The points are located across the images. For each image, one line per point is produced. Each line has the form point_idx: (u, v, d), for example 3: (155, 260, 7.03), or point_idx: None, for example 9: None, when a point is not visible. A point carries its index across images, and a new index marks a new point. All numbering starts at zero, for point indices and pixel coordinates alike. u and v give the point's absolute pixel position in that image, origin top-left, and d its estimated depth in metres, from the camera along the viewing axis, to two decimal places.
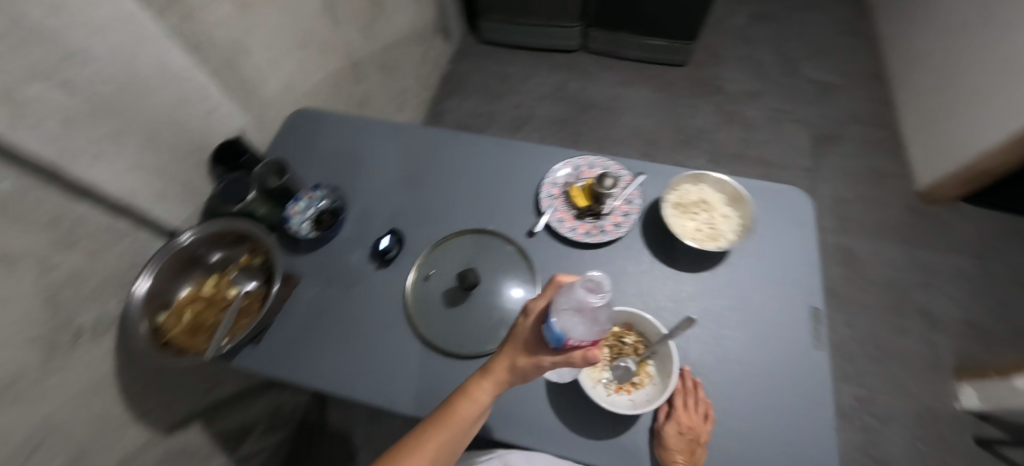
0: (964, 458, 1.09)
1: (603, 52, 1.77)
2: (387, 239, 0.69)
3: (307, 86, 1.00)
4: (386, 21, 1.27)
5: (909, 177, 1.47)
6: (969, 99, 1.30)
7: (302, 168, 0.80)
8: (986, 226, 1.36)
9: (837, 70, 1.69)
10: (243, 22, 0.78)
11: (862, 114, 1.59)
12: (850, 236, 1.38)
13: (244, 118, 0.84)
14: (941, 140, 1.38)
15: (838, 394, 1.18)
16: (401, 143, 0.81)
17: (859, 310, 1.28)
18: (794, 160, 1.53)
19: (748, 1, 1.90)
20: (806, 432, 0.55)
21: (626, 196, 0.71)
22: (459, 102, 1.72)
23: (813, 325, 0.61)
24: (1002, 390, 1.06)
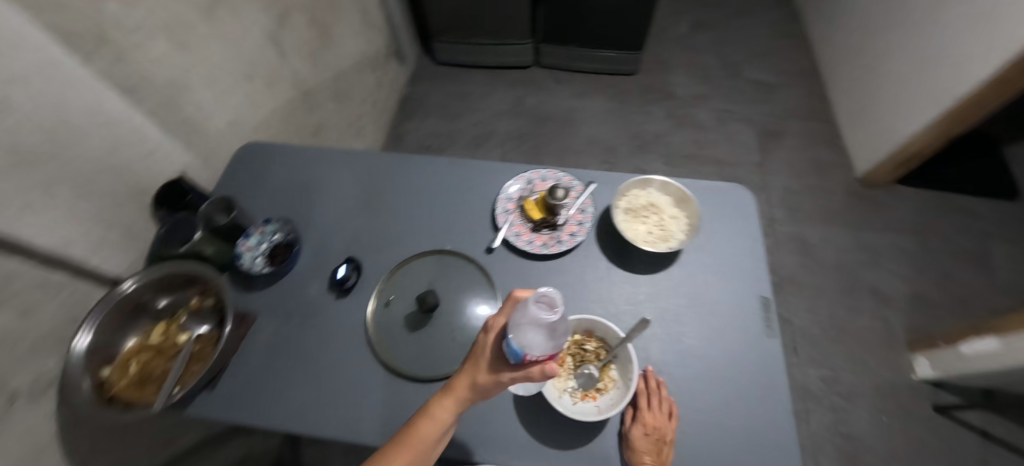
0: (925, 425, 1.15)
1: (556, 66, 1.83)
2: (345, 267, 0.68)
3: (255, 119, 0.98)
4: (335, 49, 1.27)
5: (848, 165, 1.57)
6: (893, 89, 1.40)
7: (254, 203, 0.79)
8: (921, 205, 1.46)
9: (774, 69, 1.80)
10: (180, 59, 0.77)
11: (801, 109, 1.69)
12: (801, 225, 1.46)
13: (187, 156, 0.82)
14: (873, 128, 1.48)
15: (805, 377, 1.23)
16: (354, 169, 0.81)
17: (815, 295, 1.34)
18: (744, 156, 1.60)
19: (688, 10, 2.01)
20: (765, 418, 0.57)
21: (579, 205, 0.73)
22: (418, 124, 1.73)
23: (763, 314, 0.64)
24: (951, 357, 1.12)
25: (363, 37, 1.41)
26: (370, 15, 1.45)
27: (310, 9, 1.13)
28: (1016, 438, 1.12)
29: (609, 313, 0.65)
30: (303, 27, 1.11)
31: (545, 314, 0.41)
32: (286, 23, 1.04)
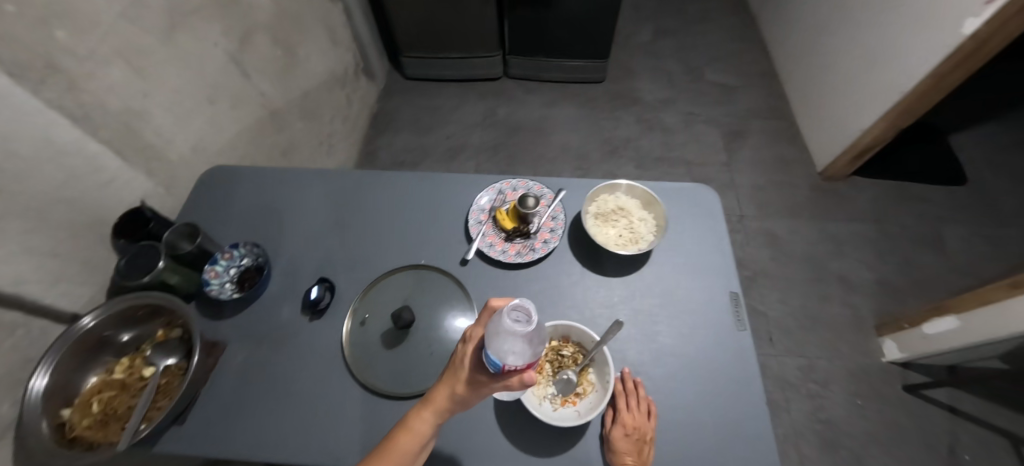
0: (897, 406, 1.20)
1: (525, 77, 1.86)
2: (317, 288, 0.67)
3: (221, 143, 0.97)
4: (302, 69, 1.26)
5: (809, 160, 1.63)
6: (844, 86, 1.48)
7: (221, 228, 0.77)
8: (878, 194, 1.53)
9: (734, 72, 1.87)
10: (137, 85, 0.75)
11: (762, 109, 1.76)
12: (769, 220, 1.51)
13: (149, 183, 0.80)
14: (829, 124, 1.55)
15: (782, 367, 1.26)
16: (324, 188, 0.80)
17: (787, 286, 1.38)
18: (711, 156, 1.66)
19: (650, 18, 2.07)
20: (741, 410, 0.59)
21: (550, 212, 0.74)
22: (391, 139, 1.73)
23: (732, 308, 0.66)
24: (915, 338, 1.18)
25: (330, 56, 1.41)
26: (337, 33, 1.45)
27: (274, 29, 1.12)
28: (981, 411, 1.18)
29: (584, 317, 0.66)
30: (267, 48, 1.10)
31: (523, 325, 0.41)
32: (248, 44, 1.03)
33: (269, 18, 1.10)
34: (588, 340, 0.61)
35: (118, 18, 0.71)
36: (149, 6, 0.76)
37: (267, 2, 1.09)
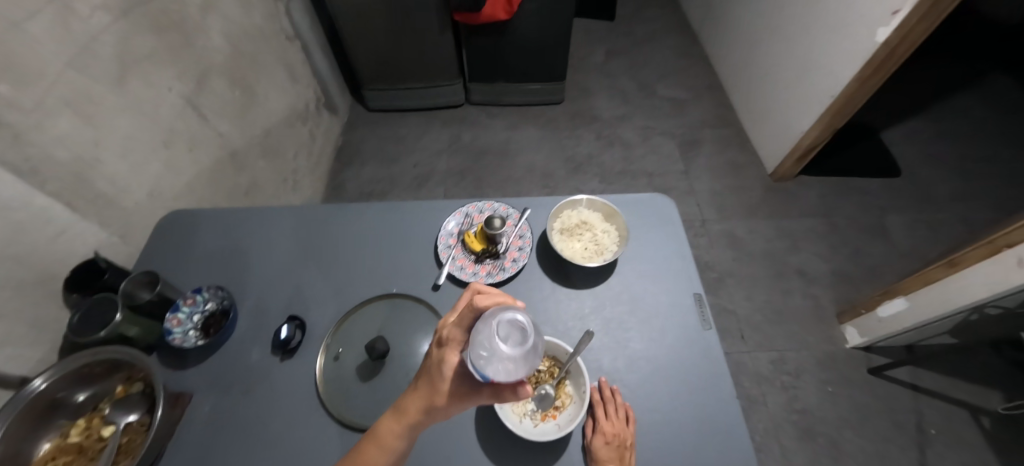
0: (864, 389, 1.25)
1: (487, 102, 1.91)
2: (287, 326, 0.65)
3: (180, 186, 0.95)
4: (261, 107, 1.26)
5: (759, 163, 1.74)
6: (783, 94, 1.60)
7: (182, 274, 0.75)
8: (825, 190, 1.64)
9: (683, 86, 1.99)
10: (87, 133, 0.74)
11: (712, 119, 1.87)
12: (729, 222, 1.58)
13: (103, 233, 0.77)
14: (773, 129, 1.67)
15: (755, 362, 1.31)
16: (289, 225, 0.80)
17: (752, 284, 1.45)
18: (670, 166, 1.74)
19: (601, 40, 2.18)
20: (714, 405, 0.61)
21: (517, 231, 0.76)
22: (358, 170, 1.73)
23: (697, 309, 0.69)
24: (872, 322, 1.25)
25: (290, 93, 1.41)
26: (296, 70, 1.46)
27: (230, 70, 1.12)
28: (939, 385, 1.25)
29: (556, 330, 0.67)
30: (224, 88, 1.10)
31: (519, 344, 0.41)
32: (205, 86, 1.03)
33: (225, 60, 1.10)
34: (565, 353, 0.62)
35: (64, 68, 0.70)
36: (98, 54, 0.76)
37: (222, 44, 1.09)
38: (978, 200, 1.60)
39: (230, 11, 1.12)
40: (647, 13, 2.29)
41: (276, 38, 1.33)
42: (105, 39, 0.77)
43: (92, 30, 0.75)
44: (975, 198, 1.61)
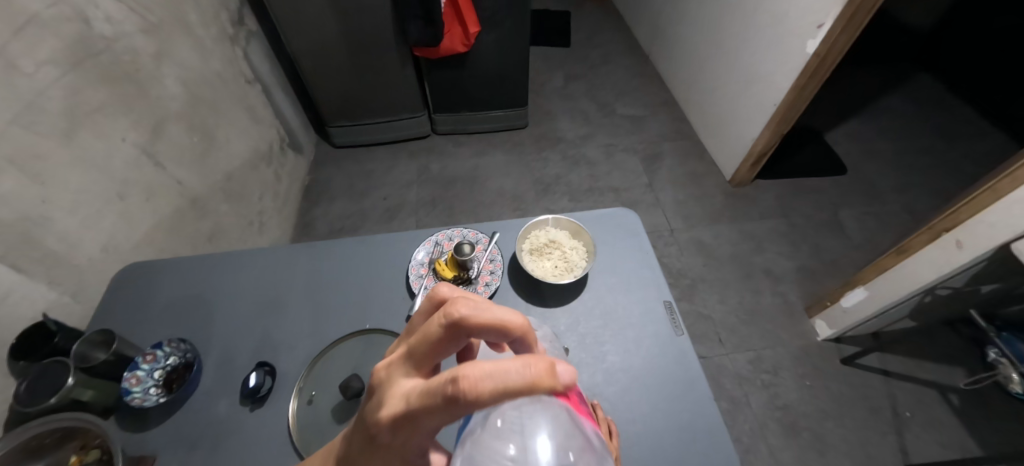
0: (839, 378, 1.30)
1: (453, 131, 1.94)
2: (255, 374, 0.63)
3: (137, 237, 0.92)
4: (221, 151, 1.24)
5: (718, 171, 1.82)
6: (732, 105, 1.69)
7: (140, 329, 0.72)
8: (780, 192, 1.73)
9: (640, 104, 2.08)
10: (33, 191, 0.71)
11: (669, 133, 1.96)
12: (696, 229, 1.64)
13: (52, 292, 0.72)
14: (727, 138, 1.76)
15: (735, 363, 1.34)
16: (254, 269, 0.78)
17: (723, 288, 1.49)
18: (635, 180, 1.80)
19: (559, 65, 2.27)
20: (694, 409, 0.62)
21: (487, 255, 0.77)
22: (327, 208, 1.71)
23: (669, 317, 0.71)
24: (837, 313, 1.31)
25: (252, 135, 1.40)
26: (257, 112, 1.45)
27: (187, 116, 1.11)
28: (907, 368, 1.30)
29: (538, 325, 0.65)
30: (182, 134, 1.09)
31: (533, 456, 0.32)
32: (161, 134, 1.01)
33: (182, 107, 1.09)
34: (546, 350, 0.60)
35: (8, 125, 0.68)
36: (45, 110, 0.74)
37: (178, 91, 1.08)
38: (918, 190, 1.72)
39: (186, 59, 1.12)
40: (600, 38, 2.41)
41: (235, 82, 1.33)
42: (52, 93, 0.76)
43: (38, 86, 0.73)
44: (915, 188, 1.73)
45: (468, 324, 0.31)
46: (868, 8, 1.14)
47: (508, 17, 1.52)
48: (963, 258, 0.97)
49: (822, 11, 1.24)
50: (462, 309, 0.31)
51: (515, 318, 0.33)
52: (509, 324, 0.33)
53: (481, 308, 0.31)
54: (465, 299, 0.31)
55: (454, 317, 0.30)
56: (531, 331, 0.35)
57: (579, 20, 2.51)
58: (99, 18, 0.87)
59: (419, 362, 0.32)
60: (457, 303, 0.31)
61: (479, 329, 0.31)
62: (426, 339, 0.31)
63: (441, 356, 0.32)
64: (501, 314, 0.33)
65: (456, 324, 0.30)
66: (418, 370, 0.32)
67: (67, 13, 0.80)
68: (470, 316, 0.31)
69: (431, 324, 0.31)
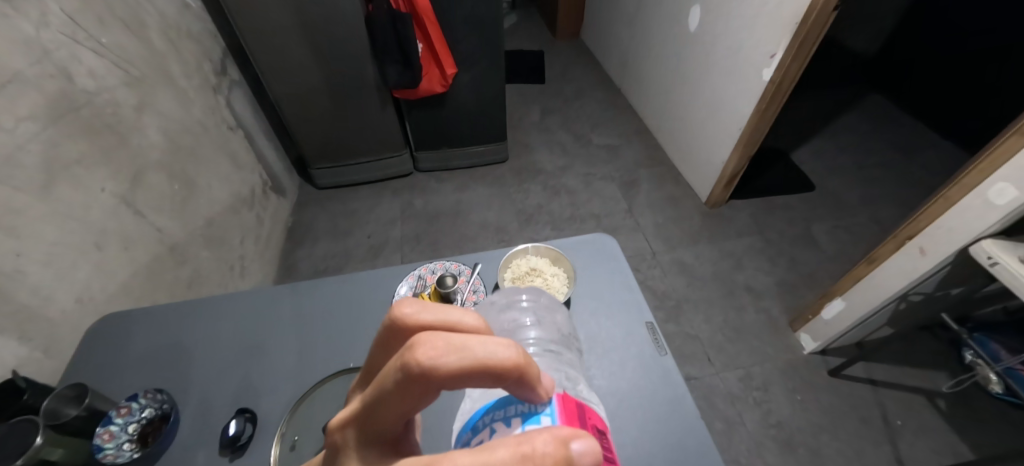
0: (828, 391, 1.31)
1: (435, 168, 1.98)
2: (236, 421, 0.62)
3: (113, 287, 0.90)
4: (202, 196, 1.24)
5: (694, 194, 1.88)
6: (700, 131, 1.78)
7: (115, 382, 0.70)
8: (754, 211, 1.79)
9: (614, 134, 2.17)
10: (7, 245, 0.70)
11: (644, 160, 2.04)
12: (678, 250, 1.67)
13: (22, 349, 0.69)
14: (698, 163, 1.83)
15: (726, 381, 1.34)
16: (234, 313, 0.77)
17: (708, 307, 1.51)
18: (614, 206, 1.85)
19: (536, 100, 2.36)
20: (681, 428, 0.62)
21: (470, 286, 0.78)
22: (310, 249, 1.70)
23: (651, 337, 0.72)
24: (820, 325, 1.33)
25: (233, 179, 1.41)
26: (239, 158, 1.46)
27: (168, 164, 1.12)
28: (892, 376, 1.32)
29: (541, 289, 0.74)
30: (162, 182, 1.09)
31: None
32: (141, 183, 1.02)
33: (163, 155, 1.10)
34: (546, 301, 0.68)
35: None
36: (24, 164, 0.75)
37: (159, 140, 1.09)
38: (882, 201, 1.81)
39: (168, 109, 1.14)
40: (572, 74, 2.53)
41: (216, 129, 1.35)
42: (31, 147, 0.76)
43: (17, 140, 0.74)
44: (879, 200, 1.82)
45: (436, 376, 0.22)
46: (813, 38, 1.24)
47: (482, 59, 1.60)
48: (928, 264, 1.02)
49: (773, 43, 1.34)
50: (424, 358, 0.22)
51: (504, 355, 0.24)
52: (495, 366, 0.24)
53: (453, 350, 0.23)
54: (430, 340, 0.23)
55: (416, 369, 0.22)
56: (530, 365, 0.26)
57: (552, 58, 2.65)
58: (82, 73, 0.89)
59: (382, 421, 0.25)
60: (419, 347, 0.23)
61: (455, 379, 0.23)
62: (385, 394, 0.24)
63: (410, 411, 0.25)
64: (484, 352, 0.24)
65: (419, 379, 0.22)
66: (385, 429, 0.26)
67: (50, 71, 0.82)
68: (436, 364, 0.22)
69: (388, 376, 0.23)
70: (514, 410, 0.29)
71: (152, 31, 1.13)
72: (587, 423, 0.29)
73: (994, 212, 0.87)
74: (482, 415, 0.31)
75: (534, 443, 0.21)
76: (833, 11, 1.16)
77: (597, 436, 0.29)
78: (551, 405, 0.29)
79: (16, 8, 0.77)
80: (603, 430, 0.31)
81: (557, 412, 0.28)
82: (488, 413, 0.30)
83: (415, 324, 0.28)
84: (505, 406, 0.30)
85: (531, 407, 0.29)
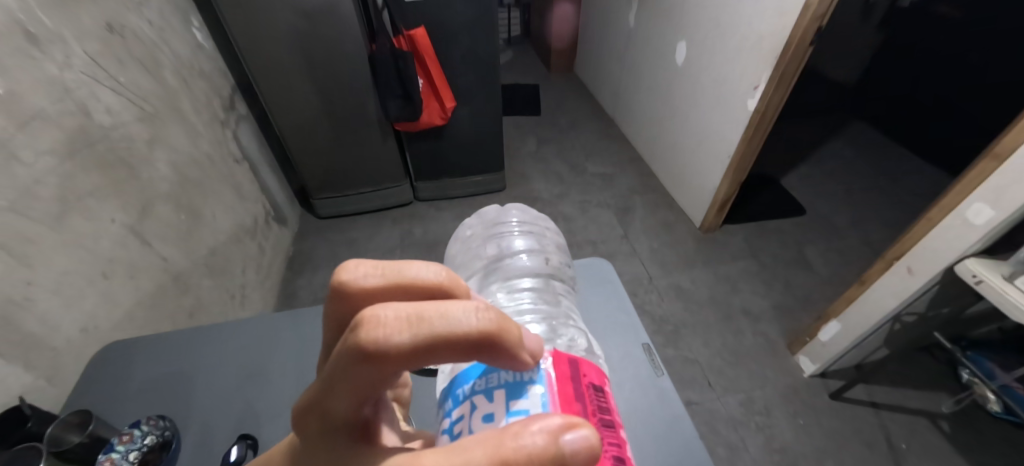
0: (830, 414, 1.30)
1: (434, 197, 2.02)
2: (237, 447, 0.61)
3: (117, 316, 0.91)
4: (206, 227, 1.27)
5: (688, 219, 1.92)
6: (691, 158, 1.84)
7: (116, 409, 0.70)
8: (747, 235, 1.83)
9: (608, 162, 2.23)
10: (19, 273, 0.72)
11: (637, 187, 2.09)
12: (674, 275, 1.70)
13: (27, 375, 0.70)
14: (691, 188, 1.88)
15: (727, 405, 1.33)
16: (237, 340, 0.78)
17: (706, 331, 1.52)
18: (610, 231, 1.88)
19: (532, 131, 2.44)
20: (682, 446, 0.63)
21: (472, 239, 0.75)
22: (310, 278, 1.72)
23: (647, 358, 0.73)
24: (818, 347, 1.34)
25: (237, 210, 1.44)
26: (244, 189, 1.50)
27: (175, 196, 1.15)
28: (892, 398, 1.32)
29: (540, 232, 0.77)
30: (169, 213, 1.12)
31: None
32: (149, 214, 1.05)
33: (171, 187, 1.14)
34: (540, 243, 0.71)
35: (4, 210, 0.71)
36: (40, 196, 0.78)
37: (168, 172, 1.13)
38: (872, 224, 1.85)
39: (178, 143, 1.19)
40: (566, 106, 2.62)
41: (223, 161, 1.40)
42: (48, 181, 0.79)
43: (35, 174, 0.77)
44: (868, 223, 1.86)
45: (389, 355, 0.19)
46: (791, 71, 1.32)
47: (480, 93, 1.68)
48: (916, 284, 1.04)
49: (756, 75, 1.42)
50: (371, 337, 0.19)
51: (473, 324, 0.20)
52: (464, 339, 0.20)
53: (407, 326, 0.20)
54: (378, 316, 0.20)
55: (362, 349, 0.19)
56: (510, 325, 0.22)
57: (547, 91, 2.75)
58: (99, 110, 0.94)
59: (345, 406, 0.23)
60: (365, 326, 0.20)
61: (414, 358, 0.20)
62: (339, 377, 0.21)
63: (375, 392, 0.22)
64: (447, 323, 0.20)
65: (369, 360, 0.19)
66: (350, 415, 0.23)
67: (71, 108, 0.86)
68: (387, 344, 0.19)
69: (337, 359, 0.21)
70: (497, 380, 0.25)
71: (167, 70, 1.19)
72: (582, 384, 0.27)
73: (974, 232, 0.91)
74: (464, 382, 0.26)
75: (521, 440, 0.18)
76: (809, 46, 1.25)
77: (595, 396, 0.27)
78: (541, 369, 0.26)
79: (43, 52, 0.82)
80: (601, 385, 0.28)
81: (549, 375, 0.26)
82: (469, 382, 0.26)
83: (362, 288, 0.25)
84: (486, 374, 0.26)
85: (516, 375, 0.25)
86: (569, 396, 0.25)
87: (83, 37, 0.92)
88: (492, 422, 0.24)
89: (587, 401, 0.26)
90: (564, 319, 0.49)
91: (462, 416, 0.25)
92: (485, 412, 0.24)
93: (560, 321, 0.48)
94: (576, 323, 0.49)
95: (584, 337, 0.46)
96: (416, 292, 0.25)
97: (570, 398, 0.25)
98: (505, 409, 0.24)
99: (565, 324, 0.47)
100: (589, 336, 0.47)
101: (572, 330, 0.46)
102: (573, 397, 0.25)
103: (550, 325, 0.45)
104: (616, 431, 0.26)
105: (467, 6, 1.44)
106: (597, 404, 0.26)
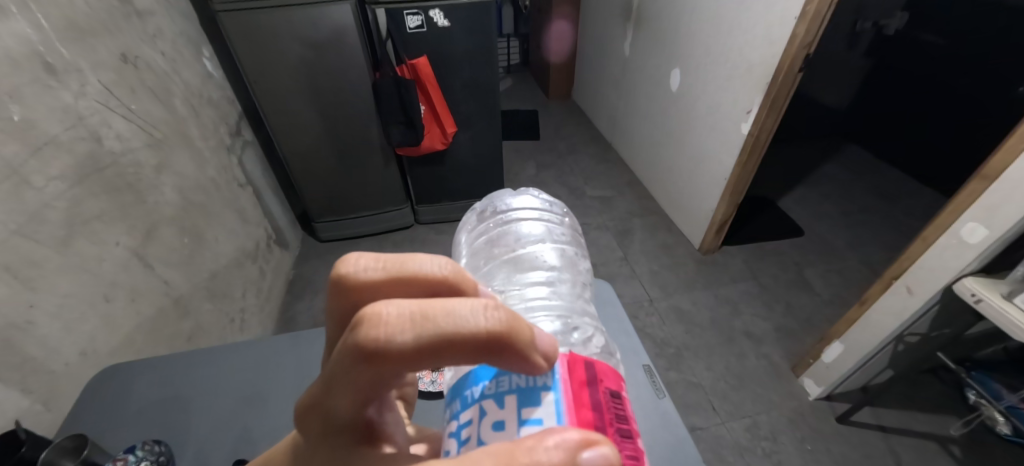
0: (839, 439, 1.27)
1: (435, 220, 2.04)
2: None
3: (117, 339, 0.91)
4: (209, 249, 1.28)
5: (688, 241, 1.93)
6: (688, 179, 1.87)
7: (111, 433, 0.69)
8: (747, 256, 1.83)
9: (608, 186, 2.26)
10: (21, 296, 0.72)
11: (636, 209, 2.11)
12: (674, 297, 1.69)
13: (24, 400, 0.69)
14: (689, 211, 1.90)
15: (732, 430, 1.30)
16: (235, 362, 0.78)
17: (707, 353, 1.50)
18: (610, 254, 1.88)
19: (532, 156, 2.47)
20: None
21: (484, 224, 0.72)
22: (309, 301, 1.71)
23: (649, 380, 0.73)
24: (822, 369, 1.32)
25: (239, 234, 1.45)
26: (246, 213, 1.52)
27: (180, 220, 1.17)
28: (899, 421, 1.30)
29: (551, 218, 0.75)
30: (172, 237, 1.13)
31: None
32: (153, 237, 1.06)
33: (175, 211, 1.15)
34: (554, 231, 0.69)
35: (10, 234, 0.72)
36: (47, 219, 0.79)
37: (173, 197, 1.15)
38: (870, 246, 1.87)
39: (184, 168, 1.21)
40: (564, 131, 2.68)
41: (227, 186, 1.42)
42: (56, 205, 0.81)
43: (45, 198, 0.79)
44: (868, 245, 1.87)
45: (392, 353, 0.20)
46: (783, 96, 1.36)
47: (481, 119, 1.73)
48: (916, 303, 1.04)
49: (749, 100, 1.46)
50: (374, 336, 0.20)
51: (480, 324, 0.21)
52: (471, 339, 0.21)
53: (410, 324, 0.20)
54: (382, 314, 0.21)
55: (366, 347, 0.20)
56: (518, 323, 0.23)
57: (546, 117, 2.81)
58: (111, 136, 0.96)
59: (347, 404, 0.23)
60: (369, 324, 0.20)
61: (417, 356, 0.20)
62: (343, 375, 0.22)
63: (379, 389, 0.23)
64: (453, 322, 0.21)
65: (371, 356, 0.20)
66: (354, 414, 0.24)
67: (83, 134, 0.89)
68: (391, 342, 0.20)
69: (339, 359, 0.22)
70: (508, 385, 0.26)
71: (177, 98, 1.22)
72: (599, 393, 0.26)
73: (970, 251, 0.92)
74: (473, 384, 0.26)
75: (535, 454, 0.18)
76: (798, 72, 1.29)
77: (612, 405, 0.26)
78: (552, 374, 0.26)
79: (59, 81, 0.85)
80: (619, 393, 0.28)
81: (561, 377, 0.26)
82: (478, 384, 0.26)
83: (365, 282, 0.26)
84: (497, 378, 0.26)
85: (529, 380, 0.26)
86: (584, 404, 0.25)
87: (98, 67, 0.96)
88: (503, 430, 0.24)
89: (604, 410, 0.26)
90: (578, 314, 0.48)
91: (472, 421, 0.25)
92: (495, 420, 0.25)
93: (573, 316, 0.47)
94: (591, 319, 0.48)
95: (598, 332, 0.46)
96: (421, 285, 0.26)
97: (584, 413, 0.25)
98: (515, 416, 0.24)
99: (579, 320, 0.47)
100: (604, 332, 0.46)
101: (586, 325, 0.46)
102: (588, 405, 0.25)
103: (564, 321, 0.45)
104: (633, 440, 0.26)
105: (467, 37, 1.50)
106: (613, 412, 0.26)
